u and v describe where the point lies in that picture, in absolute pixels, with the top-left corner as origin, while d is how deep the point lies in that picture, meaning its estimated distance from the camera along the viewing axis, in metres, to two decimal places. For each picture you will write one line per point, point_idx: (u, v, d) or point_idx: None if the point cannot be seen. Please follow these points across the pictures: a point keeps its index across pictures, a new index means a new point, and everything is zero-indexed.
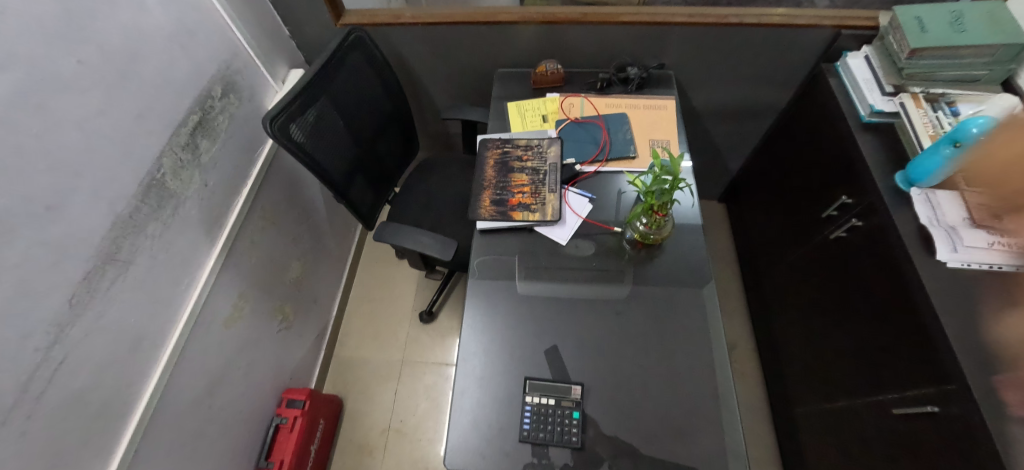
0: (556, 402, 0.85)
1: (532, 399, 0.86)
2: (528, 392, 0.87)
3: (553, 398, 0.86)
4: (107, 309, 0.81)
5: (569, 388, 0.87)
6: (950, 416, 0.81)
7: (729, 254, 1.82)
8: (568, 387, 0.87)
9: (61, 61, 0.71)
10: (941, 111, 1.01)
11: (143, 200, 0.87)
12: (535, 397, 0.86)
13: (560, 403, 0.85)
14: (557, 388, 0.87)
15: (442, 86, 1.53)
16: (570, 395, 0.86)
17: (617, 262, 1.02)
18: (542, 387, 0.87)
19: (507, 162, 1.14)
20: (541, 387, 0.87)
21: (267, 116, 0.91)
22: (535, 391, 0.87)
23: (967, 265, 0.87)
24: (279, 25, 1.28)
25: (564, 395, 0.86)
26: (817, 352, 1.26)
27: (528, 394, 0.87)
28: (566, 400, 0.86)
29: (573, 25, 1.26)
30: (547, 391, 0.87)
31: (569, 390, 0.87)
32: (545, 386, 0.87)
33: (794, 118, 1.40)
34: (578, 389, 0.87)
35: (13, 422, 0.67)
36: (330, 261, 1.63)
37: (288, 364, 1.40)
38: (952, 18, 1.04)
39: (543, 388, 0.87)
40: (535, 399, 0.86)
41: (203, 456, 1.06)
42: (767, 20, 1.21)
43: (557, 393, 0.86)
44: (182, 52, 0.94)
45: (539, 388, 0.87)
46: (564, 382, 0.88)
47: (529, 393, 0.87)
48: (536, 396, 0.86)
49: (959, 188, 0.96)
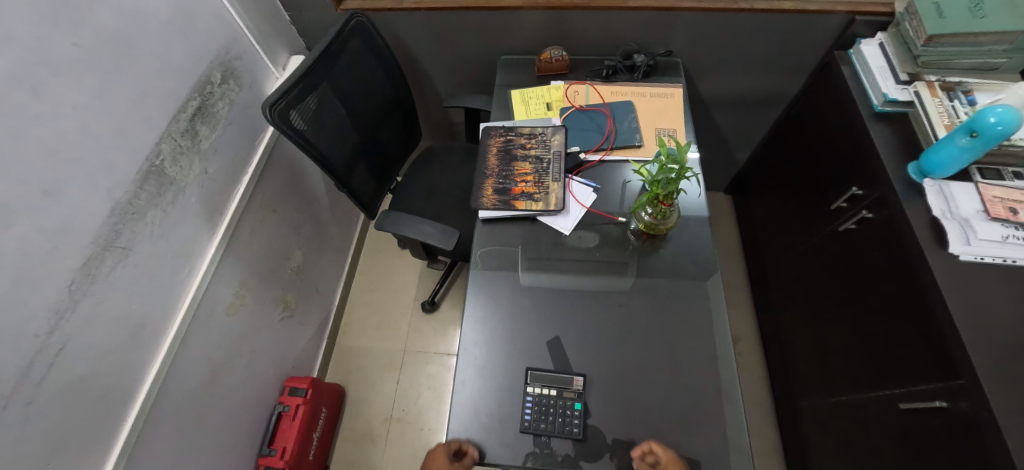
0: (558, 392, 0.85)
1: (534, 389, 0.85)
2: (530, 383, 0.86)
3: (554, 389, 0.85)
4: (107, 296, 0.80)
5: (571, 379, 0.86)
6: (959, 411, 0.80)
7: (735, 246, 1.80)
8: (570, 378, 0.86)
9: (56, 44, 0.70)
10: (958, 100, 0.99)
11: (142, 186, 0.86)
12: (536, 388, 0.85)
13: (562, 394, 0.84)
14: (559, 379, 0.86)
15: (445, 73, 1.51)
16: (572, 386, 0.86)
17: (621, 253, 1.00)
18: (544, 378, 0.87)
19: (510, 150, 1.12)
20: (543, 378, 0.87)
21: (267, 102, 0.90)
22: (537, 381, 0.86)
23: (980, 258, 0.85)
24: (279, 10, 1.26)
25: (566, 386, 0.85)
26: (823, 346, 1.24)
27: (530, 385, 0.86)
28: (568, 391, 0.85)
29: (579, 10, 1.23)
30: (548, 382, 0.86)
31: (571, 380, 0.86)
32: (547, 377, 0.87)
33: (804, 107, 1.37)
34: (580, 380, 0.86)
35: (13, 407, 0.67)
36: (332, 250, 1.63)
37: (291, 353, 1.40)
38: (971, 3, 1.01)
39: (544, 379, 0.86)
40: (536, 390, 0.85)
41: (205, 443, 1.07)
42: (778, 6, 1.18)
43: (559, 384, 0.86)
44: (181, 36, 0.93)
45: (541, 379, 0.86)
46: (566, 373, 0.87)
47: (531, 383, 0.86)
48: (537, 387, 0.85)
49: (973, 180, 0.93)
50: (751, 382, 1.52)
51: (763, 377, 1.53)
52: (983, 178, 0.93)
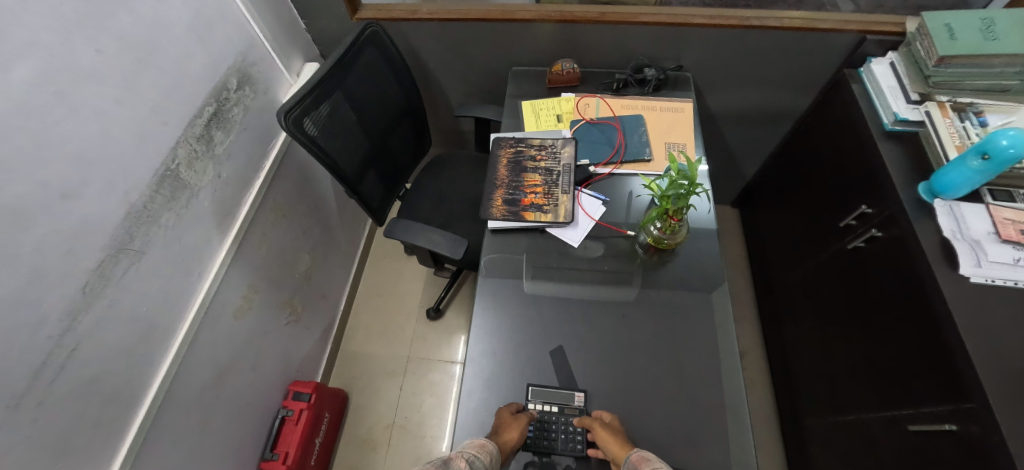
0: (559, 409, 0.84)
1: (535, 406, 0.85)
2: (531, 399, 0.86)
3: (556, 406, 0.85)
4: (120, 297, 0.81)
5: (572, 396, 0.86)
6: (970, 435, 0.79)
7: (741, 260, 1.79)
8: (572, 395, 0.86)
9: (81, 51, 0.71)
10: (969, 121, 0.99)
11: (157, 190, 0.87)
12: (537, 404, 0.85)
13: (564, 411, 0.84)
14: (560, 395, 0.86)
15: (456, 82, 1.52)
16: (574, 402, 0.85)
17: (628, 265, 1.00)
18: (545, 394, 0.86)
19: (520, 161, 1.13)
20: (544, 394, 0.86)
21: (282, 109, 0.91)
22: (538, 397, 0.86)
23: (991, 281, 0.85)
24: (296, 18, 1.28)
25: (567, 403, 0.85)
26: (830, 363, 1.24)
27: (531, 401, 0.86)
28: (570, 408, 0.85)
29: (591, 24, 1.24)
30: (549, 398, 0.86)
31: (573, 397, 0.86)
32: (549, 393, 0.86)
33: (813, 124, 1.37)
34: (582, 396, 0.86)
35: (23, 408, 0.67)
36: (339, 255, 1.63)
37: (296, 357, 1.41)
38: (983, 25, 1.02)
39: (546, 395, 0.86)
40: (537, 407, 0.85)
41: (210, 445, 1.07)
42: (789, 23, 1.19)
43: (560, 400, 0.85)
44: (200, 43, 0.94)
45: (542, 394, 0.86)
46: (567, 388, 0.87)
47: (532, 400, 0.86)
48: (538, 404, 0.85)
49: (984, 201, 0.93)
50: (756, 398, 1.51)
51: (768, 393, 1.52)
52: (994, 199, 0.93)
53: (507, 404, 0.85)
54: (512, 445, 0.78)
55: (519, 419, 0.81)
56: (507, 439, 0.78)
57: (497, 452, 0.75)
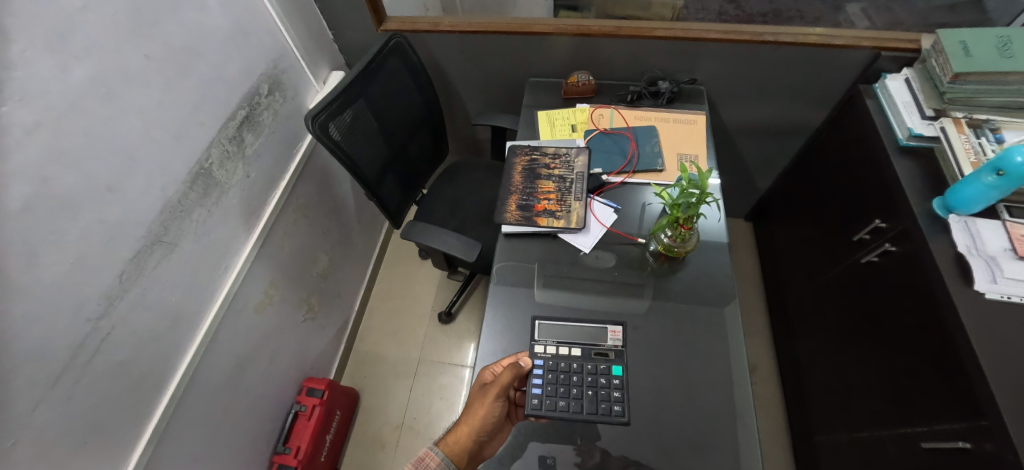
0: (587, 355, 0.89)
1: (545, 348, 0.89)
2: (539, 340, 0.90)
3: (579, 349, 0.89)
4: (152, 287, 0.85)
5: (605, 332, 0.92)
6: (985, 453, 0.78)
7: (754, 273, 1.79)
8: (604, 330, 0.91)
9: (131, 55, 0.77)
10: (985, 138, 1.00)
11: (191, 186, 0.92)
12: (549, 348, 0.89)
13: (595, 359, 0.88)
14: (591, 337, 0.91)
15: (474, 92, 1.57)
16: (606, 344, 0.90)
17: (640, 274, 1.02)
18: (560, 335, 0.91)
19: (534, 169, 1.16)
20: (556, 335, 0.91)
21: (310, 113, 0.96)
22: (548, 340, 0.90)
23: (1007, 298, 0.84)
24: (324, 29, 1.35)
25: (598, 346, 0.90)
26: (842, 378, 1.22)
27: (540, 345, 0.89)
28: (598, 349, 0.90)
29: (607, 37, 1.28)
30: (573, 343, 0.90)
31: (605, 333, 0.91)
32: (572, 333, 0.91)
33: (827, 138, 1.37)
34: (618, 333, 0.91)
35: (61, 386, 0.72)
36: (356, 257, 1.68)
37: (311, 353, 1.45)
38: (999, 43, 1.02)
39: (564, 338, 0.90)
40: (549, 351, 0.89)
41: (228, 434, 1.11)
42: (803, 39, 1.21)
43: (590, 344, 0.90)
44: (236, 50, 1.00)
45: (557, 335, 0.91)
46: (597, 324, 0.93)
47: (540, 341, 0.90)
48: (550, 346, 0.89)
49: (1000, 218, 0.92)
50: (766, 413, 1.50)
51: (780, 409, 1.50)
52: (1011, 216, 0.92)
53: (513, 354, 0.88)
54: (468, 438, 0.80)
55: (478, 403, 0.82)
56: (462, 432, 0.81)
57: (442, 458, 0.78)
